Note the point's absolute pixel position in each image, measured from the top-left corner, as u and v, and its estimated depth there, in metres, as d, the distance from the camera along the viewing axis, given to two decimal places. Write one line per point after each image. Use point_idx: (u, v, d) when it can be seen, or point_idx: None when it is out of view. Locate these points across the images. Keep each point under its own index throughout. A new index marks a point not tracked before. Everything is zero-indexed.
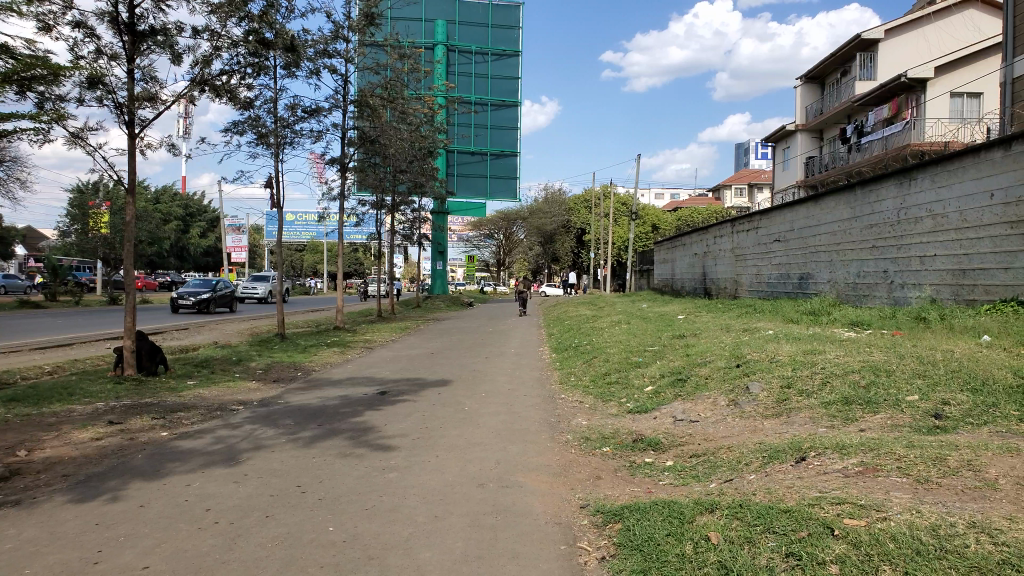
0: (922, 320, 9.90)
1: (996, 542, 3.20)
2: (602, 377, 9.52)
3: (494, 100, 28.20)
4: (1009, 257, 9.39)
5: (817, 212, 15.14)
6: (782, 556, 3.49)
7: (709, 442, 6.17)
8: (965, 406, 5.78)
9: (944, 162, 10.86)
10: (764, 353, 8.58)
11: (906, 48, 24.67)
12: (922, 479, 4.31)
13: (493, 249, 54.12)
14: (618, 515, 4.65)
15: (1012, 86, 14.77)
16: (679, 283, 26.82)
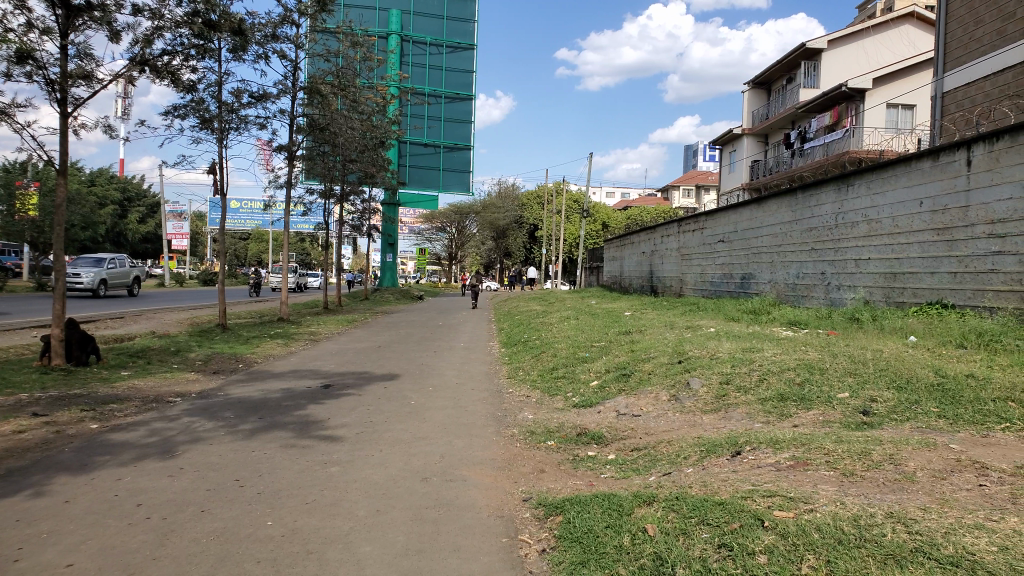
0: (855, 320, 10.29)
1: (911, 531, 3.39)
2: (549, 372, 9.62)
3: (447, 93, 28.07)
4: (935, 263, 9.86)
5: (760, 214, 15.55)
6: (714, 548, 3.61)
7: (650, 436, 6.33)
8: (891, 403, 6.07)
9: (878, 169, 11.30)
10: (706, 350, 8.79)
11: (849, 58, 25.45)
12: (847, 472, 4.53)
13: (444, 243, 53.89)
14: (560, 507, 4.76)
15: (941, 100, 15.43)
16: (627, 280, 27.16)
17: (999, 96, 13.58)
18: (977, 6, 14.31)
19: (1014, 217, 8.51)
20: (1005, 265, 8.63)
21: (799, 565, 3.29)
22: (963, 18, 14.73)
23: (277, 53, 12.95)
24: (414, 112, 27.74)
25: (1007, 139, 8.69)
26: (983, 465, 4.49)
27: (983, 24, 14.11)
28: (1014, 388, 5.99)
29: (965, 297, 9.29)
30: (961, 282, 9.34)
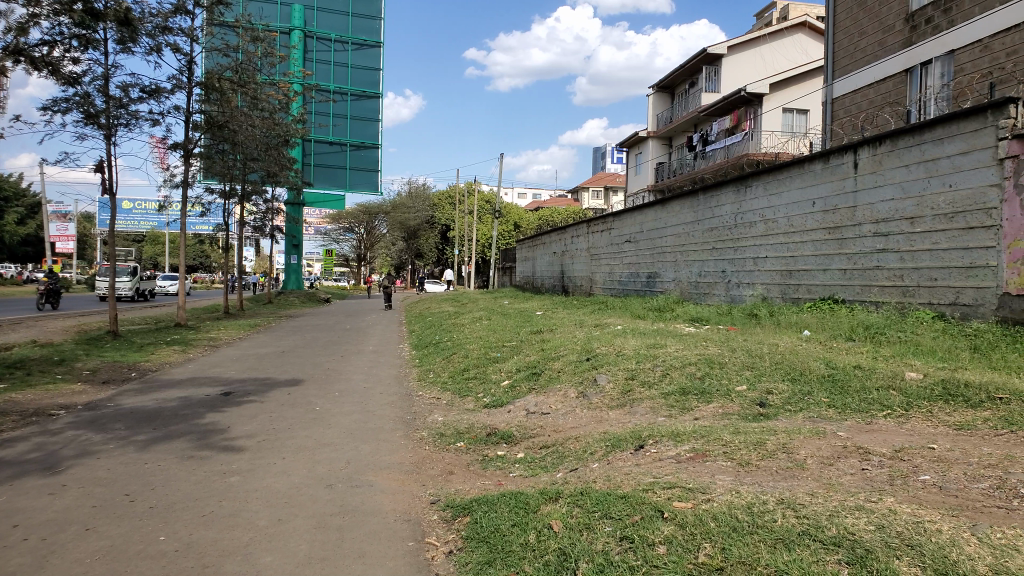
0: (753, 316, 10.72)
1: (798, 515, 3.56)
2: (459, 373, 9.58)
3: (353, 91, 27.63)
4: (826, 260, 10.41)
5: (664, 214, 16.01)
6: (616, 541, 3.67)
7: (558, 433, 6.40)
8: (786, 395, 6.35)
9: (773, 171, 11.82)
10: (612, 347, 8.97)
11: (747, 65, 26.54)
12: (743, 462, 4.71)
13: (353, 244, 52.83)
14: (467, 508, 4.74)
15: (831, 105, 16.28)
16: (539, 280, 27.48)
17: (882, 103, 14.47)
18: (860, 18, 15.16)
19: (895, 217, 9.07)
20: (888, 262, 9.19)
21: (695, 553, 3.36)
22: (849, 29, 15.58)
23: (171, 46, 12.42)
24: (320, 110, 27.12)
25: (888, 144, 9.23)
26: (866, 450, 4.76)
27: (867, 34, 14.97)
28: (895, 376, 6.39)
29: (854, 292, 9.85)
30: (850, 278, 9.90)
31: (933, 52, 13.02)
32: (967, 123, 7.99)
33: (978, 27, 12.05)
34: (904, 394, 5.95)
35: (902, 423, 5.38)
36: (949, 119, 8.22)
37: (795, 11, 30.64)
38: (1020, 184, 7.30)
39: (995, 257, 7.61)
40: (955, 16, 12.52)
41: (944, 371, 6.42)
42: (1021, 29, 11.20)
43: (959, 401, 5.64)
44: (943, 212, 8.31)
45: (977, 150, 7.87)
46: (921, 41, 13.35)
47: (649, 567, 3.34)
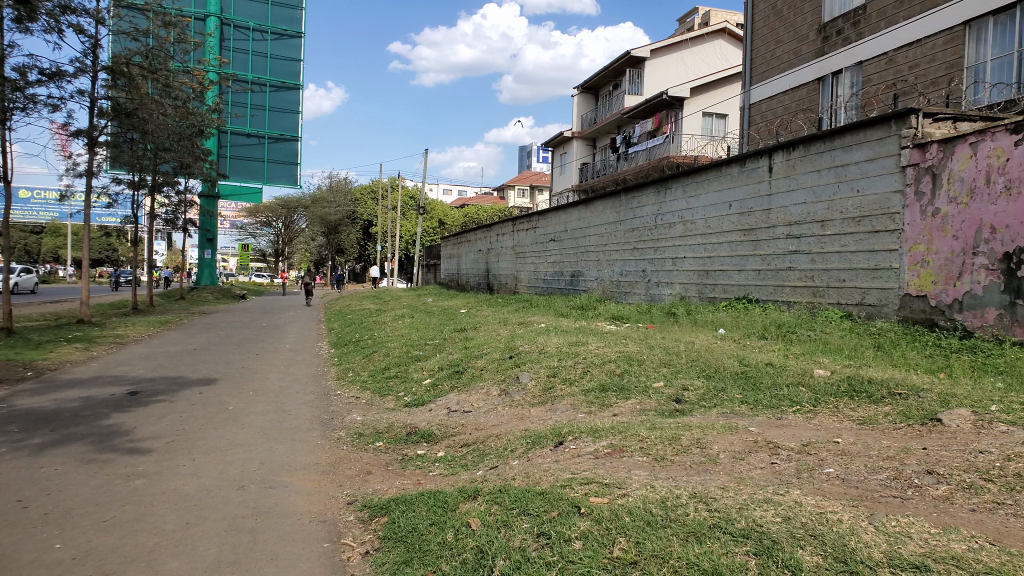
0: (672, 314, 11.00)
1: (710, 509, 3.65)
2: (380, 372, 9.43)
3: (273, 81, 26.90)
4: (741, 261, 10.78)
5: (588, 215, 16.22)
6: (533, 537, 3.67)
7: (479, 431, 6.38)
8: (700, 391, 6.52)
9: (692, 173, 12.12)
10: (535, 345, 9.01)
11: (670, 69, 27.15)
12: (659, 457, 4.80)
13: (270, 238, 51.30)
14: (385, 508, 4.65)
15: (748, 111, 16.84)
16: (463, 278, 27.44)
17: (795, 110, 15.05)
18: (776, 27, 15.73)
19: (807, 220, 9.44)
20: (799, 263, 9.58)
21: (610, 548, 3.39)
22: (766, 37, 16.12)
23: (75, 27, 11.78)
24: (237, 100, 26.23)
25: (801, 149, 9.59)
26: (775, 444, 4.93)
27: (782, 43, 15.53)
28: (804, 373, 6.65)
29: (767, 292, 10.23)
30: (764, 278, 10.27)
31: (843, 63, 13.65)
32: (873, 131, 8.36)
33: (884, 40, 12.66)
34: (812, 391, 6.20)
35: (810, 418, 5.60)
36: (856, 127, 8.57)
37: (717, 18, 31.54)
38: (921, 191, 7.72)
39: (897, 259, 8.03)
40: (863, 29, 13.12)
41: (849, 368, 6.72)
42: (922, 44, 11.83)
43: (862, 397, 5.91)
44: (851, 216, 8.69)
45: (882, 157, 8.25)
46: (832, 51, 13.95)
47: (565, 562, 3.35)
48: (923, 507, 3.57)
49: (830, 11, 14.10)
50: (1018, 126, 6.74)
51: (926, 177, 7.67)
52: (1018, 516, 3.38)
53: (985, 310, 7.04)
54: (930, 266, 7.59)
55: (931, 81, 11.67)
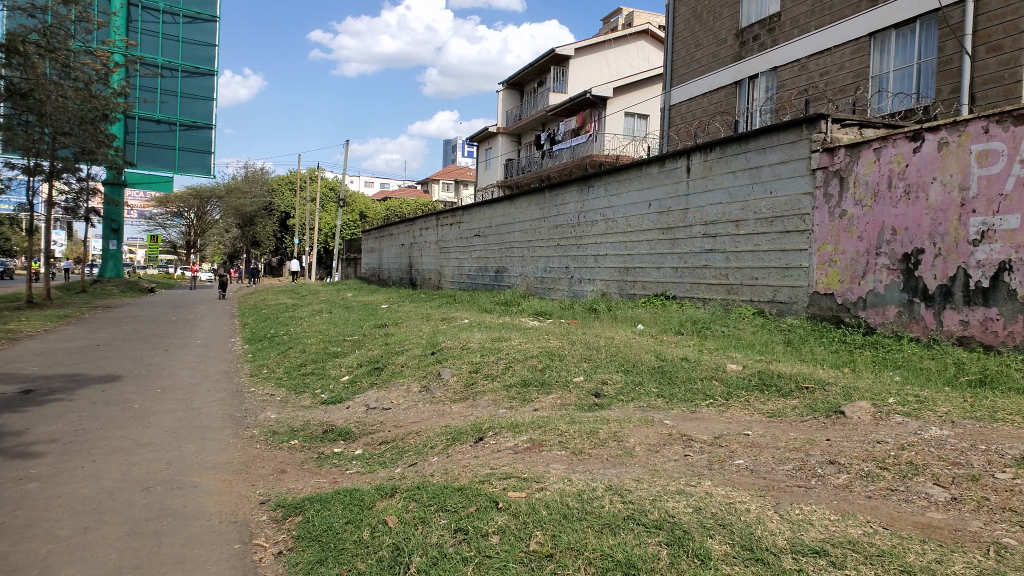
0: (593, 310, 11.17)
1: (625, 501, 3.72)
2: (296, 369, 9.19)
3: (184, 66, 25.85)
4: (660, 259, 11.03)
5: (512, 211, 16.28)
6: (451, 533, 3.64)
7: (398, 428, 6.30)
8: (619, 385, 6.64)
9: (614, 172, 12.31)
10: (457, 341, 8.97)
11: (593, 68, 27.51)
12: (577, 451, 4.86)
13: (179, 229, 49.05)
14: (299, 507, 4.52)
15: (668, 112, 17.24)
16: (386, 272, 27.11)
17: (713, 112, 15.51)
18: (696, 31, 16.15)
19: (723, 220, 9.74)
20: (715, 261, 9.88)
21: (527, 542, 3.40)
22: (686, 40, 16.52)
23: None
24: (145, 84, 25.04)
25: (718, 151, 9.87)
26: (689, 437, 5.06)
27: (701, 47, 15.96)
28: (717, 368, 6.86)
29: (684, 289, 10.51)
30: (681, 276, 10.55)
31: (759, 68, 14.15)
32: (785, 135, 8.68)
33: (796, 47, 13.17)
34: (725, 384, 6.40)
35: (722, 412, 5.78)
36: (770, 131, 8.89)
37: (640, 19, 32.14)
38: (829, 193, 8.08)
39: (807, 258, 8.37)
40: (777, 36, 13.62)
41: (760, 363, 6.97)
42: (832, 53, 12.37)
43: (772, 390, 6.14)
44: (764, 216, 9.01)
45: (794, 160, 8.58)
46: (748, 57, 14.43)
47: (482, 557, 3.34)
48: (824, 496, 3.74)
49: (747, 17, 14.58)
50: (917, 134, 7.15)
51: (834, 180, 8.03)
52: (910, 502, 3.58)
53: (886, 307, 7.42)
54: (836, 266, 7.96)
55: (839, 88, 12.24)
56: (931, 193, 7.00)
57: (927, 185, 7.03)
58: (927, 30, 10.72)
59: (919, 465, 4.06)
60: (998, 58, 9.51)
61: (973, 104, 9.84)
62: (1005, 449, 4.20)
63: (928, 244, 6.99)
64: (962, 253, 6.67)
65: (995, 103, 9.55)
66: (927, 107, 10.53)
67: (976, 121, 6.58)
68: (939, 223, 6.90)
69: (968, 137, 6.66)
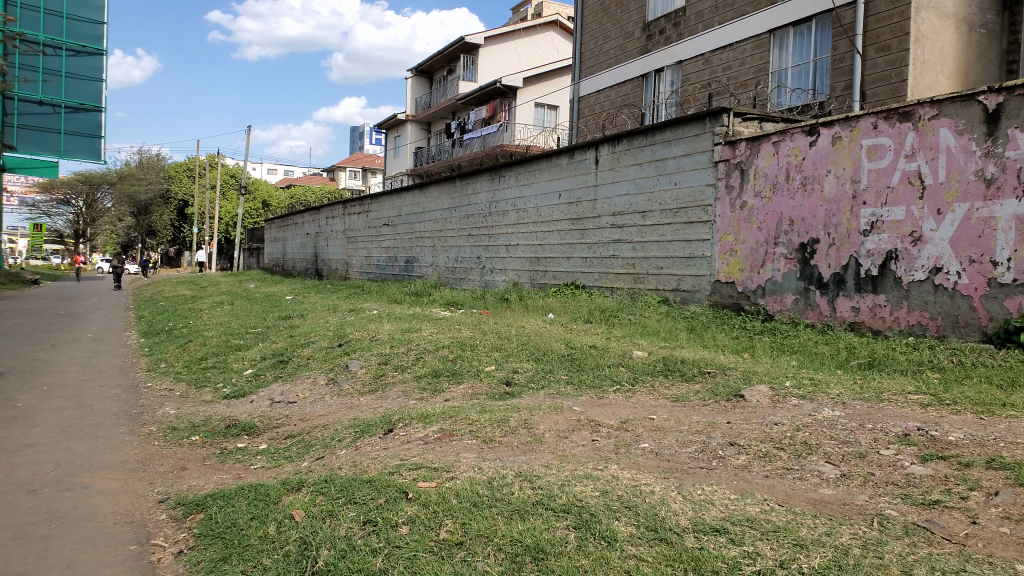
0: (505, 300, 11.23)
1: (534, 486, 3.78)
2: (196, 363, 8.83)
3: (70, 45, 24.31)
4: (570, 249, 11.21)
5: (421, 200, 16.14)
6: (360, 525, 3.60)
7: (305, 422, 6.15)
8: (529, 373, 6.73)
9: (524, 162, 12.39)
10: (366, 332, 8.84)
11: (503, 57, 27.55)
12: (487, 440, 4.89)
13: (65, 216, 44.17)
14: (200, 505, 4.34)
15: (577, 103, 17.46)
16: (290, 263, 26.39)
17: (621, 104, 15.85)
18: (604, 23, 16.42)
19: (630, 211, 9.98)
20: (622, 251, 10.11)
21: (437, 531, 3.40)
22: (594, 32, 16.75)
23: None
24: (25, 62, 23.36)
25: (625, 143, 10.09)
26: (597, 422, 5.18)
27: (609, 39, 16.25)
28: (625, 354, 7.04)
29: (593, 279, 10.73)
30: (590, 266, 10.76)
31: (665, 62, 14.54)
32: (689, 128, 8.96)
33: (700, 42, 13.60)
34: (632, 370, 6.58)
35: (629, 397, 5.95)
36: (675, 124, 9.16)
37: (548, 9, 32.33)
38: (731, 185, 8.42)
39: (709, 248, 8.69)
40: (682, 31, 14.02)
41: (664, 349, 7.20)
42: (734, 48, 12.83)
43: (675, 375, 6.37)
44: (669, 208, 9.29)
45: (697, 153, 8.87)
46: (655, 50, 14.80)
47: (391, 548, 3.31)
48: (723, 476, 3.90)
49: (653, 12, 14.92)
50: (813, 129, 7.52)
51: (735, 172, 8.36)
52: (803, 479, 3.79)
53: (783, 295, 7.80)
54: (737, 255, 8.30)
55: (741, 83, 12.72)
56: (825, 185, 7.39)
57: (822, 178, 7.42)
58: (822, 29, 11.29)
59: (811, 445, 4.30)
60: (885, 58, 10.11)
61: (863, 101, 10.44)
62: (889, 427, 4.51)
63: (823, 234, 7.38)
64: (853, 243, 7.09)
65: (882, 100, 10.16)
66: (822, 102, 11.14)
67: (866, 117, 6.99)
68: (833, 214, 7.30)
69: (859, 132, 7.06)
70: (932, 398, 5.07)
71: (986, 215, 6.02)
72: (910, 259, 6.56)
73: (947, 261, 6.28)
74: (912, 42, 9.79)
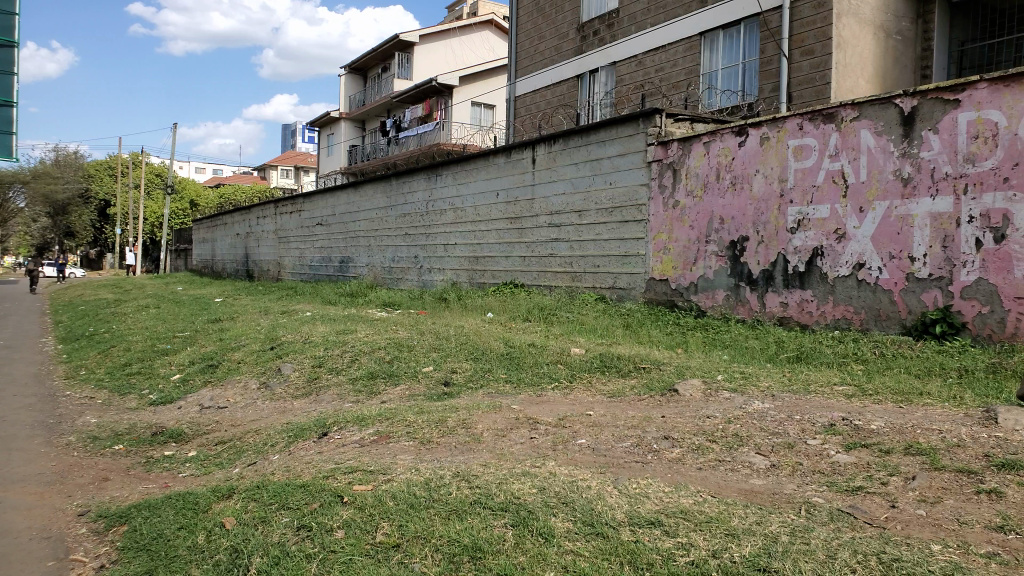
0: (443, 299, 11.19)
1: (472, 486, 3.78)
2: (119, 368, 8.50)
3: None
4: (508, 248, 11.25)
5: (356, 199, 15.93)
6: (293, 531, 3.53)
7: (235, 427, 6.00)
8: (468, 373, 6.73)
9: (460, 161, 12.36)
10: (298, 334, 8.68)
11: (438, 56, 27.45)
12: (425, 440, 4.86)
13: None
14: (124, 516, 4.18)
15: (513, 103, 17.52)
16: (220, 264, 25.67)
17: (557, 104, 15.99)
18: (539, 23, 16.52)
19: (567, 210, 10.07)
20: (560, 250, 10.21)
21: (374, 534, 3.37)
22: (529, 32, 16.84)
23: None
24: None
25: (561, 143, 10.17)
26: (534, 420, 5.22)
27: (544, 39, 16.36)
28: (562, 352, 7.10)
29: (532, 277, 10.80)
30: (529, 265, 10.83)
31: (599, 63, 14.72)
32: (623, 128, 9.09)
33: (633, 43, 13.81)
34: (569, 367, 6.65)
35: (567, 393, 6.01)
36: (610, 124, 9.28)
37: (484, 8, 32.33)
38: (664, 184, 8.59)
39: (643, 247, 8.85)
40: (616, 32, 14.21)
41: (601, 346, 7.30)
42: (666, 50, 13.09)
43: (612, 371, 6.46)
44: (604, 207, 9.42)
45: (631, 153, 9.02)
46: (589, 51, 14.97)
47: (326, 552, 3.26)
48: (658, 470, 3.98)
49: (587, 12, 15.09)
50: (741, 130, 7.73)
51: (668, 172, 8.54)
52: (736, 471, 3.90)
53: (715, 291, 8.00)
54: (671, 253, 8.48)
55: (673, 84, 12.99)
56: (753, 184, 7.61)
57: (751, 177, 7.63)
58: (750, 32, 11.61)
59: (743, 437, 4.42)
60: (810, 61, 10.47)
61: (789, 102, 10.79)
62: (816, 418, 4.67)
63: (752, 232, 7.61)
64: (781, 241, 7.32)
65: (807, 102, 10.53)
66: (751, 104, 11.48)
67: (792, 118, 7.23)
68: (761, 212, 7.52)
69: (786, 133, 7.30)
70: (856, 389, 5.28)
71: (904, 213, 6.31)
72: (835, 255, 6.82)
73: (869, 257, 6.55)
74: (834, 46, 10.17)
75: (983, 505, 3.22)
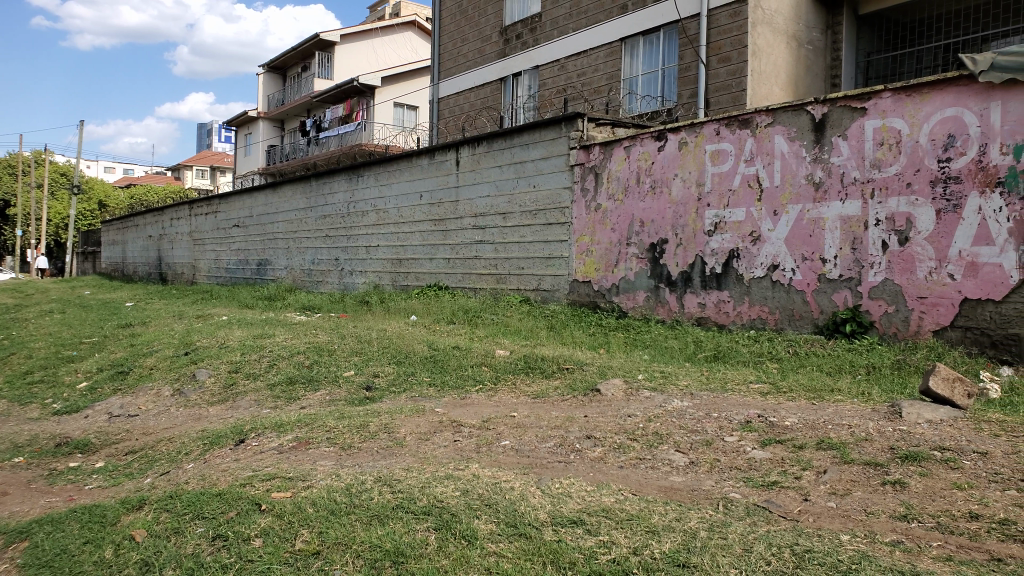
0: (365, 302, 11.08)
1: (394, 491, 3.77)
2: (19, 377, 8.05)
3: None
4: (433, 250, 11.23)
5: (275, 200, 15.56)
6: (208, 541, 3.44)
7: (147, 436, 5.78)
8: (391, 376, 6.68)
9: (383, 162, 12.26)
10: (214, 339, 8.43)
11: (360, 56, 27.13)
12: (346, 446, 4.81)
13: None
14: (24, 532, 3.97)
15: (437, 104, 17.48)
16: (131, 267, 24.61)
17: (481, 107, 16.04)
18: (462, 26, 16.55)
19: (491, 212, 10.13)
20: (485, 251, 10.25)
21: (293, 541, 3.32)
22: (453, 34, 16.84)
23: None
24: None
25: (485, 145, 10.21)
26: (458, 422, 5.23)
27: (468, 41, 16.39)
28: (487, 354, 7.15)
29: (456, 279, 10.81)
30: (453, 266, 10.84)
31: (523, 66, 14.86)
32: (546, 131, 9.21)
33: (556, 48, 14.00)
34: (493, 369, 6.71)
35: (490, 395, 6.06)
36: (532, 127, 9.38)
37: (406, 10, 32.15)
38: (587, 188, 8.75)
39: (567, 249, 9.00)
40: (539, 36, 14.37)
41: (526, 347, 7.37)
42: (589, 55, 13.32)
43: (536, 372, 6.54)
44: (529, 209, 9.53)
45: (554, 156, 9.15)
46: (513, 54, 15.09)
47: (244, 562, 3.20)
48: (581, 469, 4.07)
49: (511, 16, 15.21)
50: (661, 135, 7.96)
51: (590, 176, 8.71)
52: (656, 468, 4.03)
53: (636, 293, 8.20)
54: (594, 255, 8.65)
55: (595, 89, 13.24)
56: (673, 188, 7.85)
57: (670, 181, 7.87)
58: (669, 40, 11.94)
59: (663, 435, 4.56)
60: (726, 69, 10.85)
61: (706, 109, 11.17)
62: (733, 415, 4.86)
63: (672, 235, 7.84)
64: (700, 243, 7.58)
65: (724, 109, 10.92)
66: (670, 110, 11.82)
67: (710, 124, 7.48)
68: (680, 215, 7.76)
69: (704, 138, 7.55)
70: (771, 386, 5.53)
71: (815, 216, 6.63)
72: (751, 257, 7.10)
73: (783, 259, 6.85)
74: (749, 54, 10.58)
75: (886, 495, 3.43)
